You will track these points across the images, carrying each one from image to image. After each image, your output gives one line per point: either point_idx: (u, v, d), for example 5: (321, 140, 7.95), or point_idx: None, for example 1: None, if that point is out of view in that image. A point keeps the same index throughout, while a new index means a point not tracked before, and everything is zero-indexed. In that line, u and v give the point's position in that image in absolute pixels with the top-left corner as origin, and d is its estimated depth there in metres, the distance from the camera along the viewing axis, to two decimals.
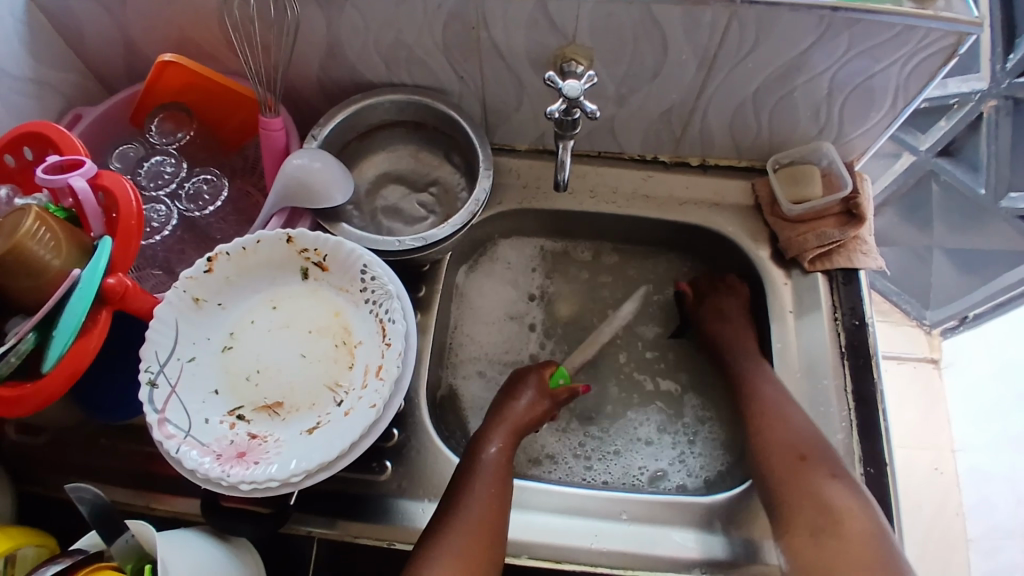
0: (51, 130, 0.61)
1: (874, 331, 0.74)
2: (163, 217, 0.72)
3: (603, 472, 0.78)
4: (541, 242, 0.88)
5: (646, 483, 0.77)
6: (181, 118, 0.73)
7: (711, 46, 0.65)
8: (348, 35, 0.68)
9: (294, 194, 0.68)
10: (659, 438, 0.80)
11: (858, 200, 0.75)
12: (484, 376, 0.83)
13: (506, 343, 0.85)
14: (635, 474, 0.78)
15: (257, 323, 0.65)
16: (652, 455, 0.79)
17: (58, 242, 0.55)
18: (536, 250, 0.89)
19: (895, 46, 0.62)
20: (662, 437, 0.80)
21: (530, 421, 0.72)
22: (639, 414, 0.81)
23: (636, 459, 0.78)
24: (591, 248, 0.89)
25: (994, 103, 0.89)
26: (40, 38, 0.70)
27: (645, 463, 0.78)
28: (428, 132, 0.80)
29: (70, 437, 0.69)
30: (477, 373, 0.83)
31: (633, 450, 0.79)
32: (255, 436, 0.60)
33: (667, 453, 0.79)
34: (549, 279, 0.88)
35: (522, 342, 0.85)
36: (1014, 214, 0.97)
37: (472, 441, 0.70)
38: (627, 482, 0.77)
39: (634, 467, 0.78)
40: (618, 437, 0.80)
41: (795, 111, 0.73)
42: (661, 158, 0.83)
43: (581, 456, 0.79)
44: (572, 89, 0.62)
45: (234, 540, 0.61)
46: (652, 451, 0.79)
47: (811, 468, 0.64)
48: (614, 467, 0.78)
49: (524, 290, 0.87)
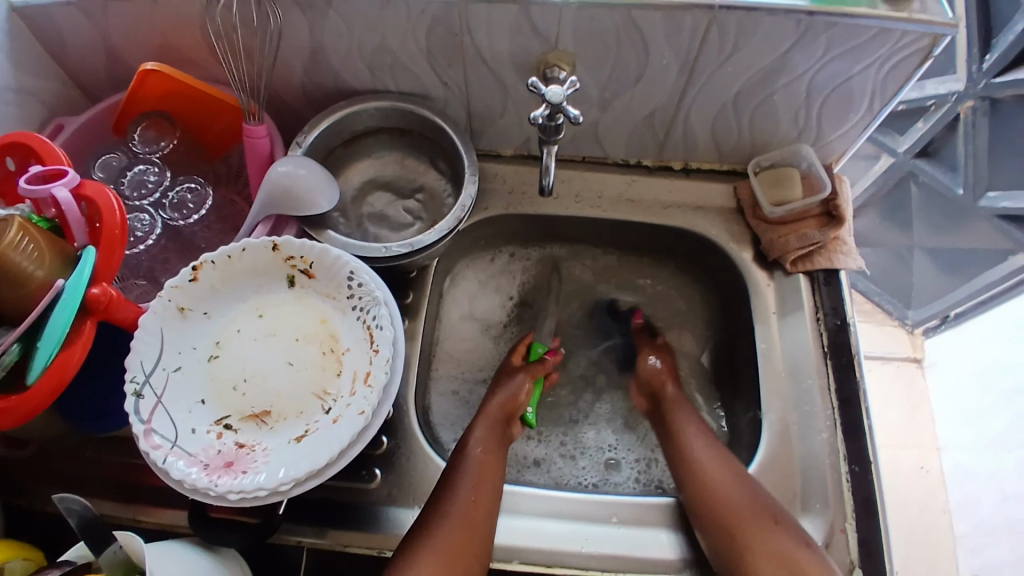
0: (33, 140, 0.60)
1: (855, 331, 0.75)
2: (147, 227, 0.72)
3: (569, 473, 0.78)
4: (540, 250, 0.89)
5: (623, 477, 0.78)
6: (164, 126, 0.74)
7: (692, 50, 0.65)
8: (332, 41, 0.69)
9: (279, 201, 0.68)
10: (611, 429, 0.81)
11: (837, 201, 0.77)
12: (458, 395, 0.82)
13: (478, 360, 0.85)
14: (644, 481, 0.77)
15: (242, 332, 0.65)
16: (607, 441, 0.80)
17: (41, 251, 0.55)
18: (535, 259, 0.89)
19: (871, 49, 0.63)
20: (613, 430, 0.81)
21: (507, 403, 0.74)
22: (601, 407, 0.83)
23: (598, 449, 0.80)
24: (592, 253, 0.89)
25: (971, 104, 0.91)
26: (21, 46, 0.70)
27: (604, 450, 0.80)
28: (413, 138, 0.80)
29: (55, 448, 0.68)
30: (451, 392, 0.82)
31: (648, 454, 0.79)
32: (243, 445, 0.60)
33: (627, 443, 0.80)
34: (530, 295, 0.88)
35: (500, 351, 0.86)
36: (994, 213, 0.99)
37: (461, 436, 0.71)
38: (602, 483, 0.77)
39: (597, 458, 0.79)
40: (585, 429, 0.81)
41: (775, 115, 0.74)
42: (644, 162, 0.84)
43: (570, 455, 0.79)
44: (555, 95, 0.63)
45: (222, 550, 0.60)
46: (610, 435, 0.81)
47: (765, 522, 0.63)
48: (590, 468, 0.78)
49: (499, 312, 0.87)
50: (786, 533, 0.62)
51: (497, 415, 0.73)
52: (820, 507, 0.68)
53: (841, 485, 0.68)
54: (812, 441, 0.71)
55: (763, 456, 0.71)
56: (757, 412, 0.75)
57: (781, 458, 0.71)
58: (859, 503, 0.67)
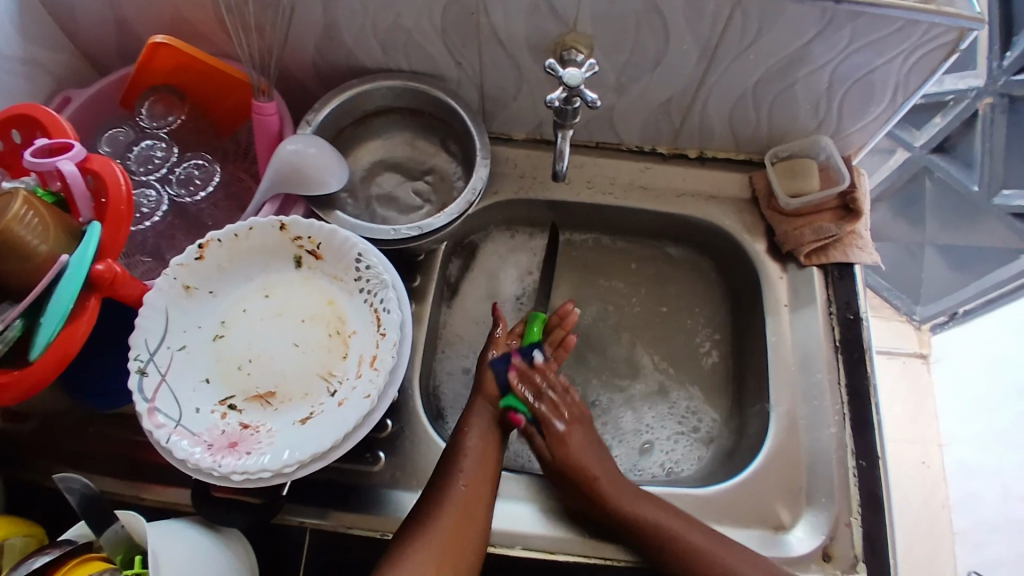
0: (40, 113, 0.59)
1: (869, 326, 0.74)
2: (153, 203, 0.70)
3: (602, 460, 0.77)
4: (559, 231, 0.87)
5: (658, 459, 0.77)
6: (172, 101, 0.73)
7: (713, 36, 0.64)
8: (345, 18, 0.67)
9: (288, 180, 0.67)
10: (648, 409, 0.80)
11: (856, 194, 0.74)
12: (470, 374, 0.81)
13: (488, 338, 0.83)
14: (674, 467, 0.77)
15: (248, 312, 0.64)
16: (641, 421, 0.80)
17: (45, 225, 0.54)
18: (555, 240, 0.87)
19: (897, 40, 0.61)
20: (647, 410, 0.80)
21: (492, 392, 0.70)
22: (637, 388, 0.81)
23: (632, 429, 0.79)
24: (609, 237, 0.87)
25: (989, 101, 0.89)
26: (29, 16, 0.68)
27: (640, 433, 0.79)
28: (425, 119, 0.79)
29: (59, 424, 0.68)
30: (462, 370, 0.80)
31: (682, 438, 0.79)
32: (247, 426, 0.59)
33: (661, 419, 0.80)
34: (555, 269, 0.85)
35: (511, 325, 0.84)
36: (1008, 211, 0.98)
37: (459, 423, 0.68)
38: (634, 465, 0.77)
39: (633, 441, 0.78)
40: (620, 413, 0.80)
41: (794, 105, 0.72)
42: (659, 150, 0.82)
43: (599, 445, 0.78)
44: (572, 77, 0.61)
45: (225, 531, 0.60)
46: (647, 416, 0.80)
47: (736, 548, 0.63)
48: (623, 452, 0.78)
49: (518, 286, 0.85)
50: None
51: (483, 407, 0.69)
52: (826, 501, 0.67)
53: (847, 480, 0.68)
54: (820, 435, 0.70)
55: (769, 448, 0.70)
56: (764, 404, 0.74)
57: (787, 452, 0.70)
58: (865, 498, 0.67)
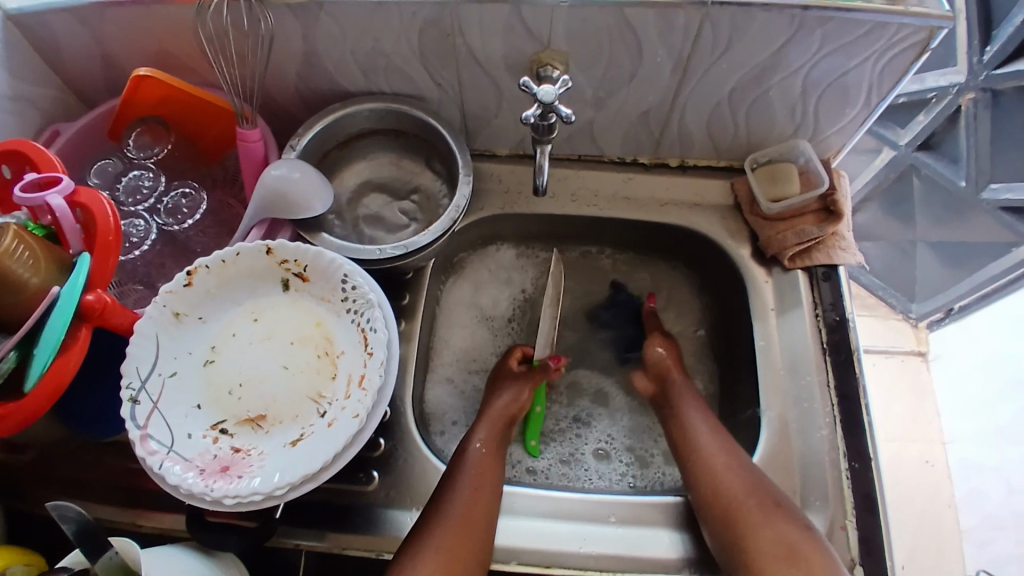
0: (27, 148, 0.60)
1: (855, 327, 0.75)
2: (142, 231, 0.72)
3: (578, 474, 0.77)
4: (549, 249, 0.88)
5: (625, 473, 0.77)
6: (159, 132, 0.74)
7: (686, 47, 0.65)
8: (324, 46, 0.69)
9: (273, 205, 0.68)
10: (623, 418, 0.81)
11: (835, 196, 0.76)
12: (452, 382, 0.82)
13: (474, 344, 0.84)
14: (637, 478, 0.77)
15: (237, 336, 0.65)
16: (607, 433, 0.80)
17: (36, 259, 0.55)
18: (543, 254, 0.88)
19: (866, 44, 0.62)
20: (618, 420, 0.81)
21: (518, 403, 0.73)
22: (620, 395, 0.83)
23: (595, 440, 0.80)
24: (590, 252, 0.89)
25: (972, 96, 0.90)
26: (16, 53, 0.70)
27: (607, 442, 0.79)
28: (408, 140, 0.80)
29: (56, 454, 0.69)
30: (447, 380, 0.82)
31: (643, 450, 0.79)
32: (239, 449, 0.60)
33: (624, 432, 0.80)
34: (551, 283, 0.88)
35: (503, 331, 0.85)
36: (996, 205, 0.98)
37: (469, 431, 0.71)
38: (600, 475, 0.77)
39: (600, 447, 0.79)
40: (597, 419, 0.81)
41: (771, 110, 0.73)
42: (641, 160, 0.83)
43: (569, 457, 0.78)
44: (546, 94, 0.62)
45: (221, 555, 0.59)
46: (611, 425, 0.81)
47: (775, 512, 0.62)
48: (593, 467, 0.78)
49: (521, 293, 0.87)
50: (777, 515, 0.62)
51: (501, 419, 0.72)
52: (821, 505, 0.67)
53: (841, 483, 0.68)
54: (812, 439, 0.70)
55: (761, 453, 0.71)
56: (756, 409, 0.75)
57: (780, 456, 0.71)
58: (860, 501, 0.67)
